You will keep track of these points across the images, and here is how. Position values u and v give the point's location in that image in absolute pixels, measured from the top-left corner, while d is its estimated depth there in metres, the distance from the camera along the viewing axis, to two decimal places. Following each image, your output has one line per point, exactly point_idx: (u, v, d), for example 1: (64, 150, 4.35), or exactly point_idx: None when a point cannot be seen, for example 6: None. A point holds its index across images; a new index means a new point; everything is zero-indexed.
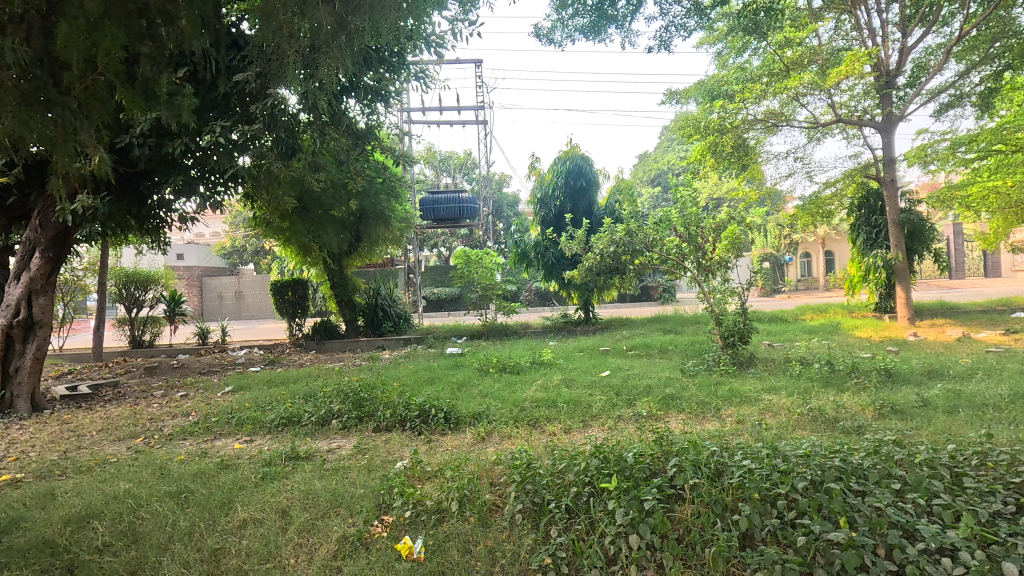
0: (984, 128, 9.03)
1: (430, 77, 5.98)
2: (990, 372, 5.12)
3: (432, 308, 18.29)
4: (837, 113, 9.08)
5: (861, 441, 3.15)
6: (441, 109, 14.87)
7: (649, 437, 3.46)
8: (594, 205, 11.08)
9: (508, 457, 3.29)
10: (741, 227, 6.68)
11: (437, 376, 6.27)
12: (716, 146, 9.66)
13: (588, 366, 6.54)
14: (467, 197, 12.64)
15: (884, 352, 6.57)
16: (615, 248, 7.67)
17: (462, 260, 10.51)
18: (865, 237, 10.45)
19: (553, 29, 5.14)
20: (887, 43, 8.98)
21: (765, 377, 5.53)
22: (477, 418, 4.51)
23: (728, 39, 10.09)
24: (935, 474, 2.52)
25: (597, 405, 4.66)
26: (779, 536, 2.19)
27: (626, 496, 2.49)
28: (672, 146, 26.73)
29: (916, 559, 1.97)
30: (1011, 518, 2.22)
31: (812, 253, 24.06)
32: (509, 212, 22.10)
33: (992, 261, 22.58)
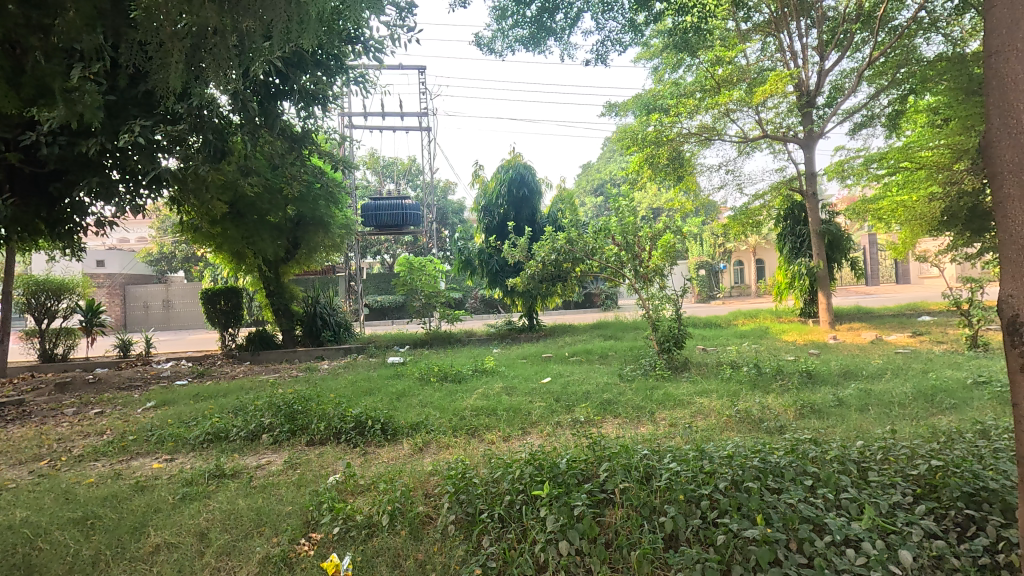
0: (893, 146, 9.81)
1: (370, 82, 5.91)
2: (897, 371, 5.54)
3: (375, 317, 17.93)
4: (764, 128, 9.61)
5: (781, 440, 3.32)
6: (384, 114, 14.72)
7: (583, 443, 3.52)
8: (538, 213, 11.22)
9: (444, 468, 3.26)
10: (676, 236, 6.93)
11: (377, 387, 6.14)
12: (653, 157, 9.97)
13: (529, 373, 6.57)
14: (411, 203, 12.61)
15: (807, 354, 6.96)
16: (556, 256, 7.73)
17: (404, 268, 10.47)
18: (791, 245, 11.19)
19: (494, 39, 5.19)
20: (807, 65, 9.59)
21: (697, 380, 5.74)
22: (415, 428, 4.43)
23: (663, 56, 10.47)
24: (844, 470, 2.69)
25: (536, 411, 4.70)
26: (702, 536, 2.26)
27: (556, 503, 2.51)
28: (613, 156, 27.42)
29: (823, 551, 2.07)
30: (909, 508, 2.38)
31: (744, 261, 25.33)
32: (454, 219, 22.01)
33: (903, 268, 24.61)
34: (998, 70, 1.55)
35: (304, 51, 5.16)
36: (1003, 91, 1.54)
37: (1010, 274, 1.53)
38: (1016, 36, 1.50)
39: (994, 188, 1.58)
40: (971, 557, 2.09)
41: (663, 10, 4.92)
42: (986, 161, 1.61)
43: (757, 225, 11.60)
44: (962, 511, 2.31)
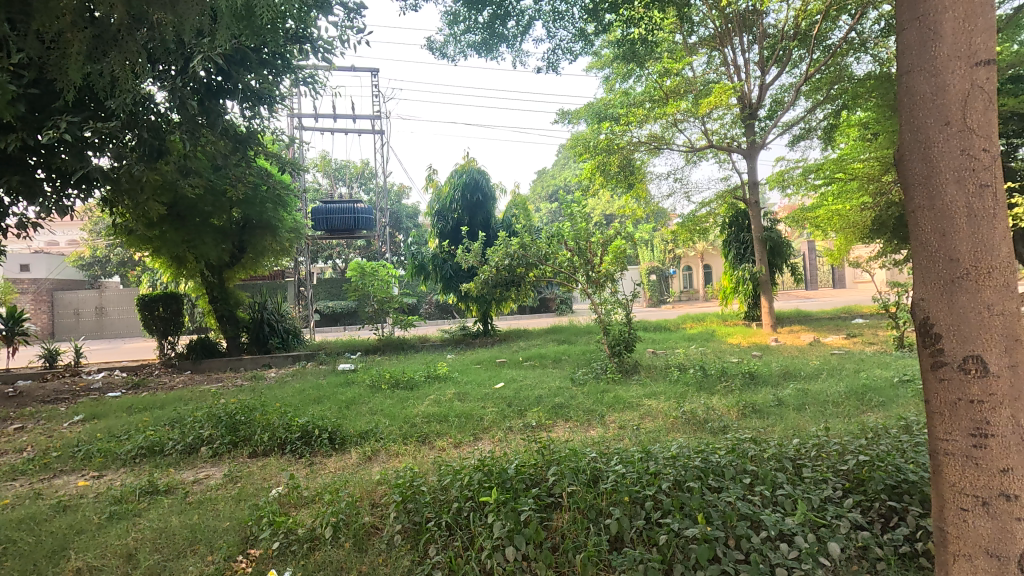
0: (828, 158, 10.37)
1: (319, 82, 5.77)
2: (832, 371, 5.84)
3: (326, 323, 17.50)
4: (710, 139, 9.96)
5: (724, 440, 3.42)
6: (336, 116, 14.43)
7: (533, 447, 3.53)
8: (491, 218, 11.25)
9: (392, 476, 3.20)
10: (626, 242, 7.09)
11: (325, 395, 5.97)
12: (604, 165, 10.16)
13: (482, 378, 6.55)
14: (363, 207, 12.38)
15: (750, 356, 7.25)
16: (510, 260, 7.71)
17: (356, 273, 10.18)
18: (735, 252, 11.63)
19: (446, 43, 5.17)
20: (749, 79, 10.00)
21: (647, 383, 5.86)
22: (364, 436, 4.34)
23: (614, 66, 10.70)
24: (780, 467, 2.80)
25: (488, 417, 4.68)
26: (645, 536, 2.30)
27: (503, 509, 2.50)
28: (568, 163, 27.79)
29: (758, 547, 2.14)
30: (838, 501, 2.50)
31: (693, 267, 26.12)
32: (408, 224, 21.76)
33: (838, 273, 26.02)
34: (908, 88, 1.65)
35: (247, 48, 4.98)
36: (913, 106, 1.64)
37: (921, 279, 1.63)
38: (925, 55, 1.60)
39: (907, 200, 1.69)
40: (892, 547, 2.23)
41: (612, 22, 5.04)
42: (900, 173, 1.71)
43: (704, 232, 12.03)
44: (885, 502, 2.45)
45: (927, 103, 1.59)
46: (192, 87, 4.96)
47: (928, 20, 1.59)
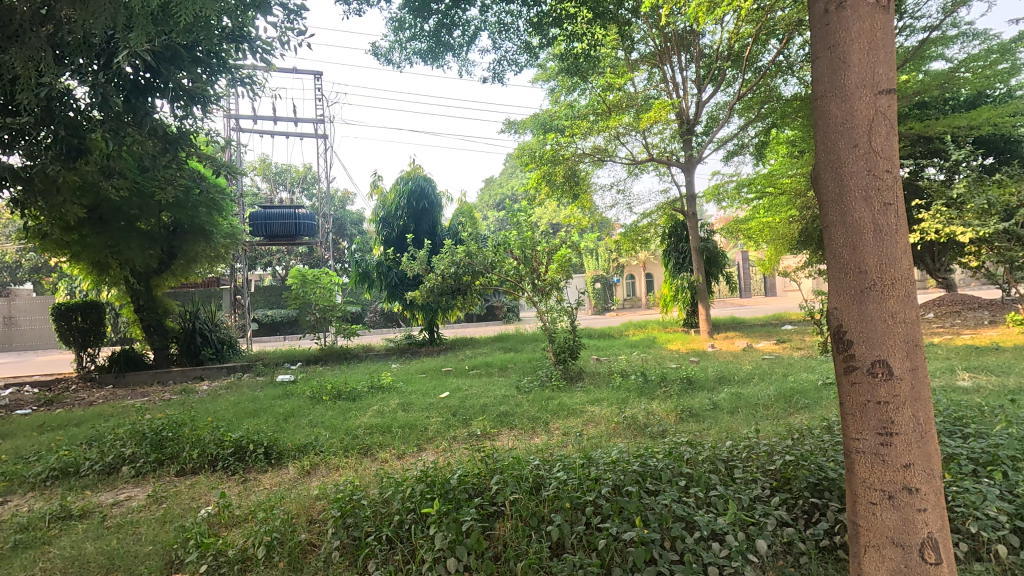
0: (759, 173, 10.98)
1: (257, 84, 5.58)
2: (763, 376, 6.15)
3: (265, 333, 16.82)
4: (651, 152, 10.32)
5: (662, 444, 3.53)
6: (276, 118, 13.98)
7: (477, 456, 3.52)
8: (437, 226, 11.21)
9: (332, 490, 3.11)
10: (572, 251, 7.22)
11: (262, 408, 5.72)
12: (549, 175, 10.34)
13: (427, 388, 6.47)
14: (305, 213, 12.02)
15: (688, 362, 7.53)
16: (456, 268, 7.77)
17: (297, 279, 9.87)
18: (675, 261, 12.06)
19: (391, 49, 5.12)
20: (686, 96, 10.44)
21: (590, 390, 5.97)
22: (303, 450, 4.18)
23: (559, 78, 10.91)
24: (714, 469, 2.92)
25: (432, 427, 4.63)
26: (585, 541, 2.34)
27: (445, 520, 2.47)
28: (514, 172, 28.05)
29: (692, 547, 2.22)
30: (766, 500, 2.63)
31: (635, 275, 26.90)
32: (352, 230, 21.27)
33: (769, 282, 27.53)
34: (823, 112, 1.77)
35: (179, 45, 4.76)
36: (826, 129, 1.76)
37: (834, 288, 1.75)
38: (836, 83, 1.73)
39: (822, 216, 1.80)
40: (814, 540, 2.37)
41: (556, 36, 5.15)
42: (816, 191, 1.83)
43: (645, 242, 12.44)
44: (808, 499, 2.60)
45: (838, 126, 1.72)
46: (116, 84, 4.72)
47: (838, 51, 1.72)
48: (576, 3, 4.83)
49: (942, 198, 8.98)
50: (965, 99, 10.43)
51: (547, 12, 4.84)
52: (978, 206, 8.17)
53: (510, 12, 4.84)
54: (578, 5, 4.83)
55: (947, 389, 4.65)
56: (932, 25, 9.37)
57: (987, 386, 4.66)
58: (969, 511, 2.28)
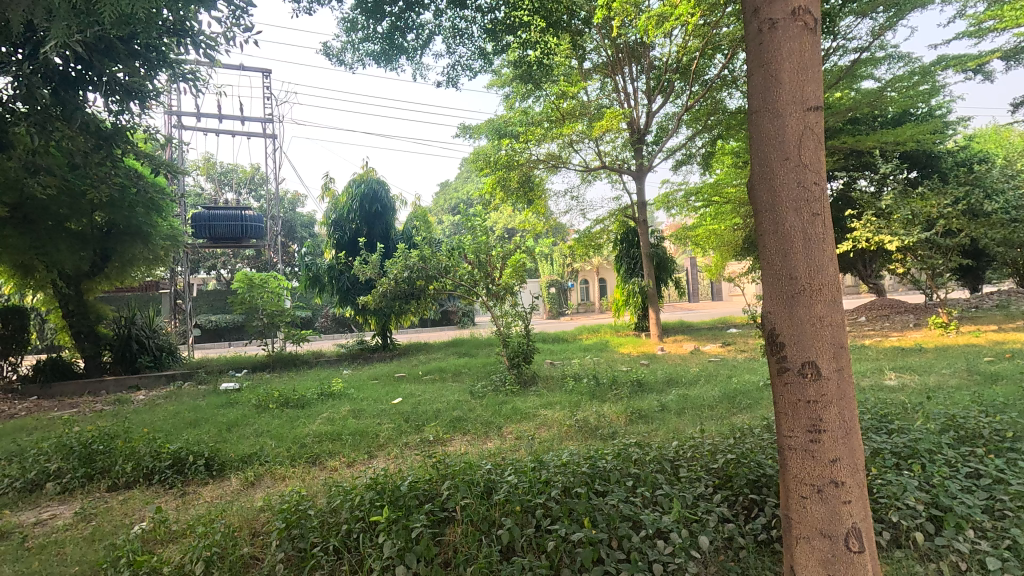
0: (706, 182, 11.39)
1: (201, 80, 5.37)
2: (708, 377, 6.37)
3: (208, 339, 16.12)
4: (603, 159, 10.54)
5: (611, 446, 3.61)
6: (221, 117, 13.47)
7: (428, 462, 3.50)
8: (391, 229, 11.07)
9: (277, 502, 3.01)
10: (526, 256, 7.30)
11: (203, 418, 5.47)
12: (504, 180, 10.44)
13: (379, 394, 6.36)
14: (252, 215, 11.68)
15: (639, 365, 7.71)
16: (409, 273, 7.64)
17: (243, 284, 9.47)
18: (626, 267, 12.36)
19: (344, 50, 5.04)
20: (637, 106, 10.71)
21: (544, 394, 6.03)
22: (247, 460, 4.04)
23: (513, 85, 10.98)
24: (661, 468, 3.01)
25: (384, 433, 4.56)
26: (535, 544, 2.37)
27: (394, 527, 2.44)
28: (469, 177, 28.04)
29: (638, 545, 2.27)
30: (709, 497, 2.73)
31: (589, 280, 27.36)
32: (303, 233, 20.69)
33: (716, 287, 28.60)
34: (757, 125, 1.87)
35: (115, 37, 4.53)
36: (760, 143, 1.86)
37: (768, 293, 1.84)
38: (769, 98, 1.82)
39: (757, 226, 1.89)
40: (753, 535, 2.49)
41: (511, 43, 5.21)
42: (751, 202, 1.92)
43: (598, 247, 12.66)
44: (747, 495, 2.71)
45: (771, 139, 1.81)
46: (43, 75, 4.46)
47: (769, 69, 1.82)
48: (530, 11, 4.91)
49: (873, 209, 9.57)
50: (892, 117, 11.17)
51: (502, 19, 4.88)
52: (903, 217, 8.75)
53: (465, 18, 4.85)
54: (532, 14, 4.90)
55: (874, 388, 4.96)
56: (862, 46, 9.98)
57: (910, 384, 5.00)
58: (892, 502, 2.44)
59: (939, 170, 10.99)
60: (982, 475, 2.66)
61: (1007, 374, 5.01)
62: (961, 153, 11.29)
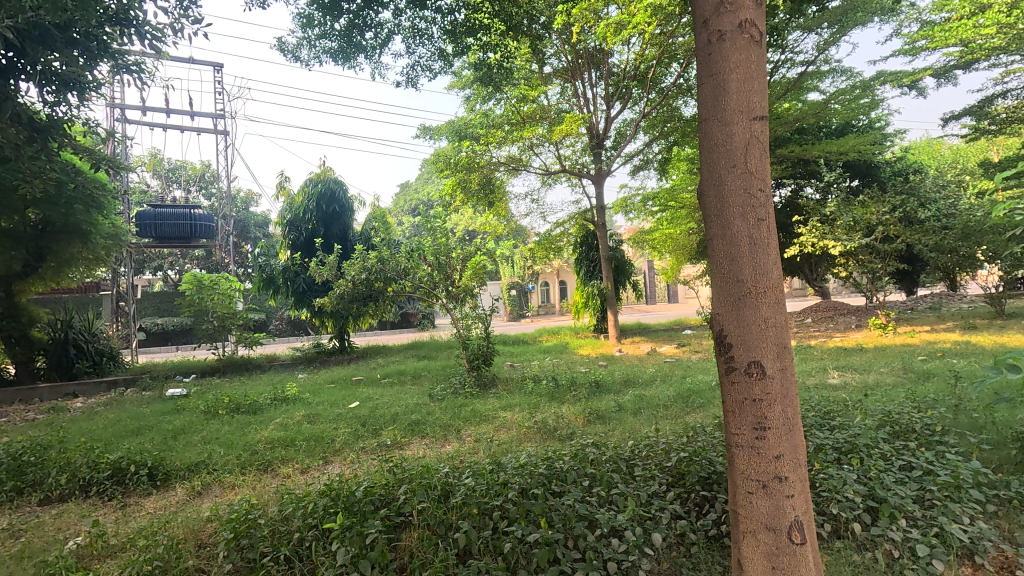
0: (662, 188, 11.67)
1: (147, 72, 5.14)
2: (663, 378, 6.53)
3: (154, 343, 15.41)
4: (563, 163, 10.66)
5: (569, 446, 3.65)
6: (169, 111, 12.93)
7: (385, 466, 3.44)
8: (349, 230, 10.87)
9: (226, 511, 2.91)
10: (486, 258, 7.31)
11: (147, 425, 5.22)
12: (464, 182, 10.42)
13: (336, 399, 6.22)
14: (202, 213, 11.26)
15: (597, 366, 7.82)
16: (367, 275, 7.51)
17: (191, 285, 9.10)
18: (586, 269, 12.53)
19: (300, 46, 4.92)
20: (596, 112, 10.88)
21: (503, 396, 6.04)
22: (193, 469, 3.88)
23: (474, 87, 10.97)
24: (616, 468, 3.06)
25: (340, 438, 4.47)
26: (492, 546, 2.36)
27: (349, 534, 2.39)
28: (430, 178, 27.84)
29: (593, 544, 2.31)
30: (662, 495, 2.80)
31: (549, 282, 27.60)
32: (257, 233, 20.06)
33: (672, 290, 29.32)
34: (707, 134, 1.93)
35: (52, 24, 4.29)
36: (710, 151, 1.92)
37: (716, 296, 1.90)
38: (717, 107, 1.89)
39: (707, 231, 1.95)
40: (704, 531, 2.56)
41: (471, 46, 5.20)
42: (702, 208, 1.98)
43: (558, 250, 12.77)
44: (699, 492, 2.79)
45: (719, 147, 1.88)
46: None
47: (718, 79, 1.89)
48: (490, 14, 4.92)
49: (818, 215, 10.02)
50: (836, 128, 11.74)
51: (462, 21, 4.87)
52: (846, 223, 9.19)
53: (425, 18, 4.82)
54: (492, 17, 4.91)
55: (818, 386, 5.20)
56: (809, 60, 10.45)
57: (851, 382, 5.25)
58: (833, 495, 2.56)
59: (878, 180, 11.61)
60: (915, 468, 2.82)
61: (939, 372, 5.34)
62: (897, 164, 11.96)
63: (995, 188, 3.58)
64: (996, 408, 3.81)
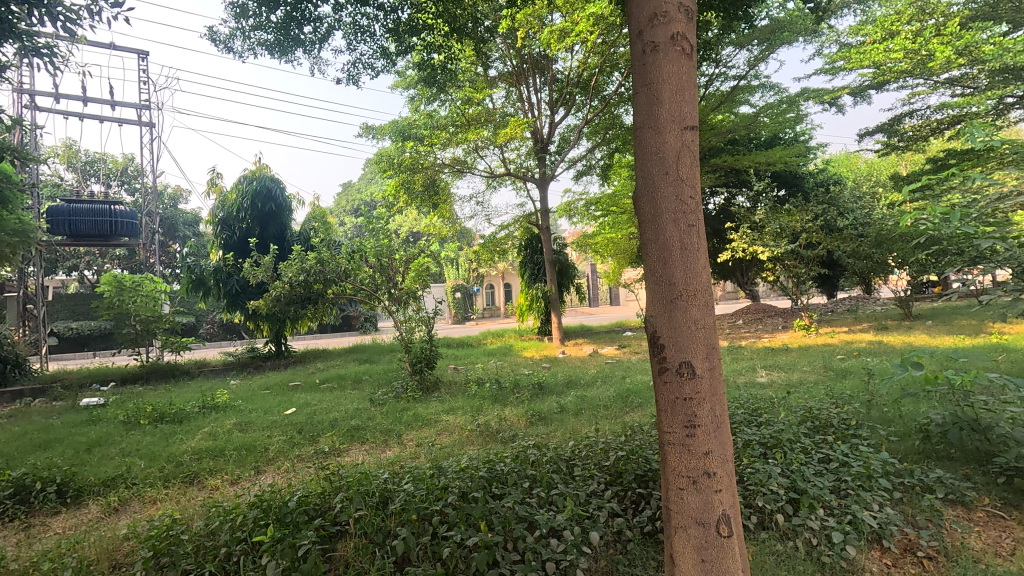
0: (604, 193, 11.95)
1: (60, 55, 4.75)
2: (605, 378, 6.67)
3: (68, 348, 14.27)
4: (507, 166, 10.73)
5: (510, 448, 3.66)
6: (87, 100, 12.03)
7: (320, 474, 3.33)
8: (286, 230, 10.47)
9: (145, 528, 2.73)
10: (430, 260, 7.22)
11: (57, 438, 4.81)
12: (408, 182, 10.28)
13: (270, 405, 5.96)
14: (123, 210, 10.51)
15: (541, 368, 7.91)
16: (306, 276, 7.26)
17: (110, 286, 8.51)
18: (530, 272, 12.66)
19: (232, 36, 4.70)
20: (541, 116, 11.00)
21: (446, 399, 5.99)
22: (109, 484, 3.61)
23: (418, 87, 10.84)
24: (556, 468, 3.09)
25: (274, 446, 4.29)
26: (430, 552, 2.33)
27: (279, 546, 2.29)
28: (372, 178, 27.28)
29: (532, 545, 2.32)
30: (601, 494, 2.85)
31: (494, 285, 27.67)
32: (186, 231, 18.97)
33: (614, 293, 30.08)
34: (643, 141, 1.99)
35: None
36: (645, 159, 1.97)
37: (651, 299, 1.96)
38: (652, 116, 1.95)
39: (643, 236, 2.01)
40: (640, 528, 2.63)
41: (414, 45, 5.14)
42: (638, 214, 2.03)
43: (503, 253, 12.64)
44: (635, 490, 2.86)
45: (653, 155, 1.94)
46: None
47: (653, 88, 1.95)
48: (434, 14, 4.86)
49: (749, 222, 10.55)
50: (765, 140, 12.41)
51: (405, 21, 4.82)
52: (774, 230, 9.73)
53: (367, 15, 4.72)
54: (436, 18, 4.85)
55: (748, 384, 5.47)
56: (741, 75, 10.99)
57: (777, 380, 5.57)
58: (759, 488, 2.70)
59: (802, 190, 12.36)
60: (832, 460, 3.01)
61: (854, 370, 5.73)
62: (819, 175, 12.78)
63: (903, 199, 3.88)
64: (903, 402, 4.14)
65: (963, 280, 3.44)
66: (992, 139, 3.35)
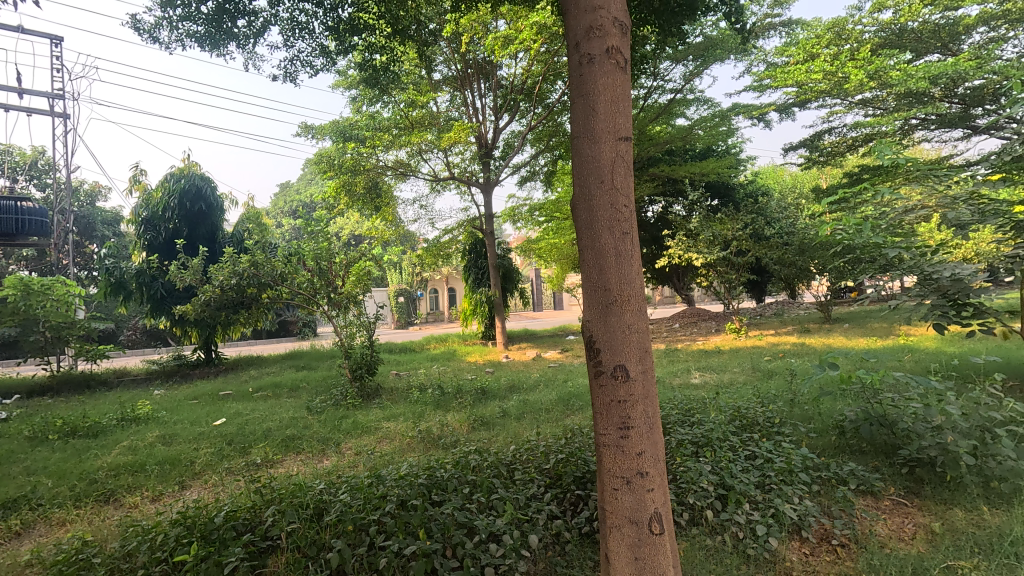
0: (548, 199, 12.11)
1: None
2: (547, 382, 6.75)
3: None
4: (451, 170, 10.69)
5: (452, 454, 3.63)
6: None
7: (250, 488, 3.18)
8: (217, 231, 9.97)
9: (51, 552, 2.51)
10: (371, 264, 7.06)
11: None
12: (349, 185, 10.06)
13: (198, 416, 5.65)
14: (32, 207, 9.70)
15: (484, 373, 7.90)
16: (238, 280, 6.95)
17: (15, 290, 7.78)
18: (474, 277, 12.64)
19: (158, 26, 4.44)
20: (485, 121, 11.03)
21: (387, 406, 5.87)
22: (10, 507, 3.30)
23: (360, 87, 10.63)
24: (496, 473, 3.10)
25: (201, 459, 4.06)
26: (367, 562, 2.27)
27: (203, 565, 2.17)
28: (312, 179, 26.44)
29: (471, 551, 2.31)
30: (541, 497, 2.87)
31: (438, 289, 27.43)
32: (104, 231, 17.66)
33: (558, 298, 30.51)
34: (579, 151, 2.04)
35: None
36: (581, 168, 2.03)
37: (587, 304, 2.01)
38: (588, 126, 2.00)
39: (580, 242, 2.05)
40: (578, 529, 2.68)
41: (355, 45, 5.05)
42: (576, 221, 2.07)
43: (447, 257, 12.52)
44: (574, 491, 2.91)
45: (589, 165, 1.99)
46: None
47: (589, 99, 2.01)
48: (375, 15, 4.78)
49: (685, 230, 10.99)
50: (699, 151, 12.97)
51: (346, 19, 4.70)
52: (707, 237, 10.17)
53: (305, 11, 4.59)
54: (378, 18, 4.79)
55: (682, 386, 5.68)
56: (677, 88, 11.46)
57: (710, 382, 5.81)
58: (691, 486, 2.81)
59: (734, 200, 13.01)
60: (758, 457, 3.17)
61: (779, 370, 6.08)
62: (749, 186, 13.49)
63: (822, 210, 4.15)
64: (822, 400, 4.41)
65: (874, 286, 3.70)
66: (898, 157, 3.65)
